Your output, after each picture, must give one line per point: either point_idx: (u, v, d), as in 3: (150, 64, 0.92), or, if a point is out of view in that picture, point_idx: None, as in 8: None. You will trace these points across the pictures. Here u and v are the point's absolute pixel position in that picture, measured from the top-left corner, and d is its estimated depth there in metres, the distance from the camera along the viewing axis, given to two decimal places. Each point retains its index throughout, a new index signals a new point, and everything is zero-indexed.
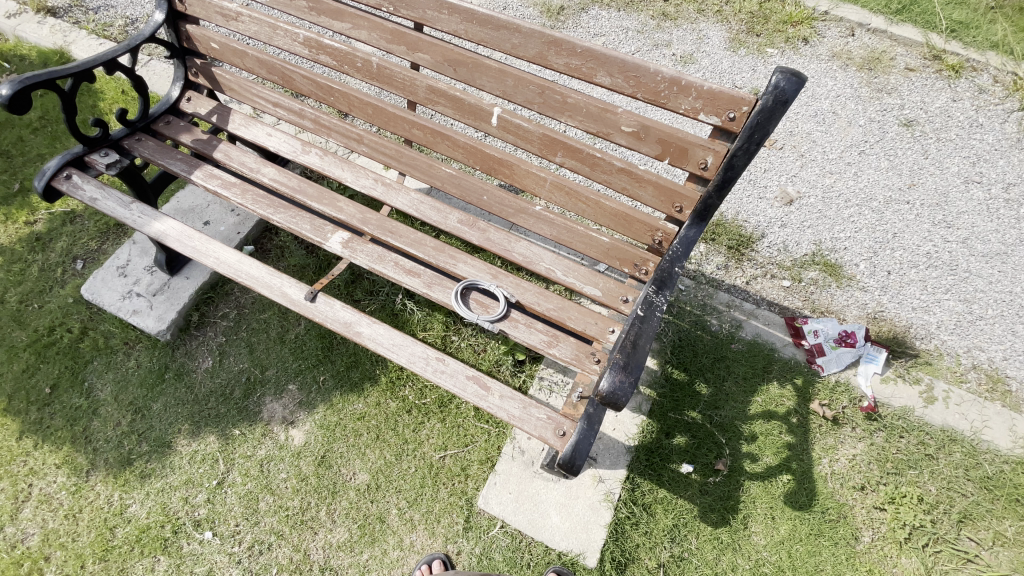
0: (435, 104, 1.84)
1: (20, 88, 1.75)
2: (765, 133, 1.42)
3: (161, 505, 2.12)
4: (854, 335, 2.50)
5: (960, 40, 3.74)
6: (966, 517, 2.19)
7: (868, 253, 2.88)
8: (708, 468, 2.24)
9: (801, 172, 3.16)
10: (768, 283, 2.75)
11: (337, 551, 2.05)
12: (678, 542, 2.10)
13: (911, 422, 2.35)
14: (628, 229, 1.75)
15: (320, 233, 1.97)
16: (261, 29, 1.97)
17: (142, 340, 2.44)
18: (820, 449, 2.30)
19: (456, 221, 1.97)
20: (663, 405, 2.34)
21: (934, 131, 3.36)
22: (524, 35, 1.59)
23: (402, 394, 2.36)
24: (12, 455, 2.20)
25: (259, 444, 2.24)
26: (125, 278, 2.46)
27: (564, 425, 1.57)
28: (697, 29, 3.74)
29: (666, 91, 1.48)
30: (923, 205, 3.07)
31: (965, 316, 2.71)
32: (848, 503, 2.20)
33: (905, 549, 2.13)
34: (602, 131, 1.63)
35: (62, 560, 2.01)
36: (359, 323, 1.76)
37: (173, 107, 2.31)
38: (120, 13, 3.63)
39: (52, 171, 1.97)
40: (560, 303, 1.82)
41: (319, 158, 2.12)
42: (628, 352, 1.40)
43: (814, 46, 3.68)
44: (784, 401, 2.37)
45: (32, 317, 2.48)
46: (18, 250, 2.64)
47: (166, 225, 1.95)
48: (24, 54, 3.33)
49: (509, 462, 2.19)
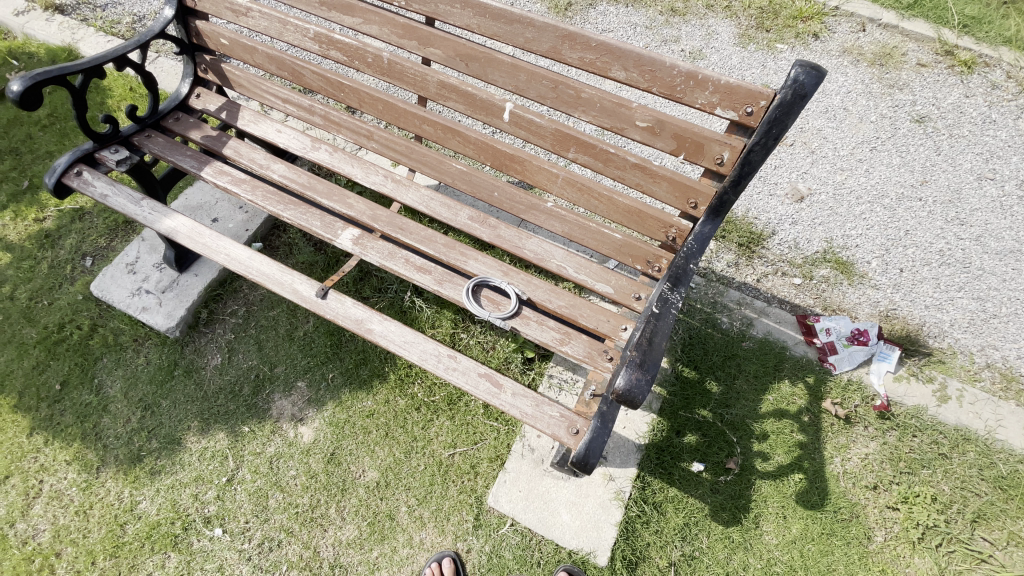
0: (447, 99, 1.83)
1: (32, 84, 1.75)
2: (783, 129, 1.39)
3: (171, 501, 2.12)
4: (866, 333, 2.48)
5: (973, 35, 3.70)
6: (980, 516, 2.16)
7: (880, 250, 2.86)
8: (720, 466, 2.22)
9: (812, 168, 3.14)
10: (780, 280, 2.72)
11: (347, 548, 2.05)
12: (689, 541, 2.08)
13: (924, 421, 2.32)
14: (641, 226, 1.74)
15: (331, 230, 1.96)
16: (271, 24, 1.96)
17: (152, 337, 2.44)
18: (832, 448, 2.28)
19: (466, 217, 1.95)
20: (673, 403, 2.32)
21: (946, 127, 3.32)
22: (537, 29, 1.57)
23: (411, 391, 2.35)
24: (23, 452, 2.20)
25: (269, 441, 2.24)
26: (135, 274, 2.46)
27: (577, 423, 1.56)
28: (706, 24, 3.71)
29: (683, 85, 1.47)
30: (936, 202, 3.04)
31: (978, 314, 2.68)
32: (861, 503, 2.19)
33: (918, 549, 2.11)
34: (616, 126, 1.61)
35: (73, 556, 2.02)
36: (370, 319, 1.75)
37: (183, 103, 2.30)
38: (128, 10, 3.64)
39: (63, 167, 1.96)
40: (572, 300, 1.80)
41: (329, 154, 2.10)
42: (644, 349, 1.39)
43: (825, 41, 3.65)
44: (795, 399, 2.35)
45: (42, 313, 2.48)
46: (28, 247, 2.64)
47: (177, 221, 1.94)
48: (32, 51, 3.33)
49: (519, 460, 2.18)
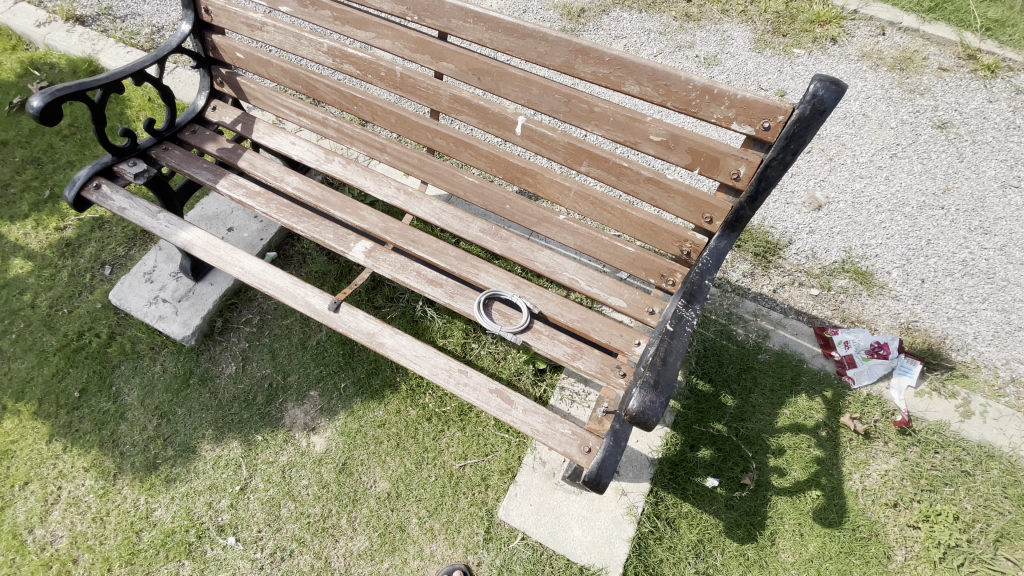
0: (459, 113, 1.83)
1: (52, 99, 1.78)
2: (801, 144, 1.36)
3: (186, 509, 2.13)
4: (887, 346, 2.42)
5: (996, 39, 3.62)
6: (1004, 535, 2.10)
7: (901, 260, 2.80)
8: (734, 482, 2.18)
9: (830, 176, 3.09)
10: (796, 291, 2.68)
11: (358, 559, 2.04)
12: (703, 558, 2.04)
13: (946, 437, 2.26)
14: (655, 239, 1.72)
15: (343, 243, 1.96)
16: (286, 39, 1.97)
17: (168, 346, 2.48)
18: (850, 464, 2.23)
19: (477, 230, 1.94)
20: (688, 416, 2.30)
21: (969, 133, 3.25)
22: (550, 44, 1.56)
23: (422, 402, 2.36)
24: (42, 459, 2.23)
25: (281, 450, 2.25)
26: (152, 283, 2.50)
27: (589, 441, 1.54)
28: (721, 30, 3.67)
29: (698, 100, 1.45)
30: (959, 211, 2.97)
31: (1003, 327, 2.60)
32: (881, 521, 2.13)
33: (940, 569, 2.05)
34: (630, 140, 1.60)
35: (90, 562, 2.04)
36: (382, 333, 1.75)
37: (199, 116, 2.33)
38: (147, 21, 3.71)
39: (82, 180, 1.99)
40: (584, 314, 1.79)
41: (342, 166, 2.11)
42: (657, 369, 1.37)
43: (844, 45, 3.59)
44: (813, 414, 2.31)
45: (62, 321, 2.52)
46: (49, 255, 2.69)
47: (193, 234, 1.96)
48: (54, 62, 3.40)
49: (530, 473, 2.17)
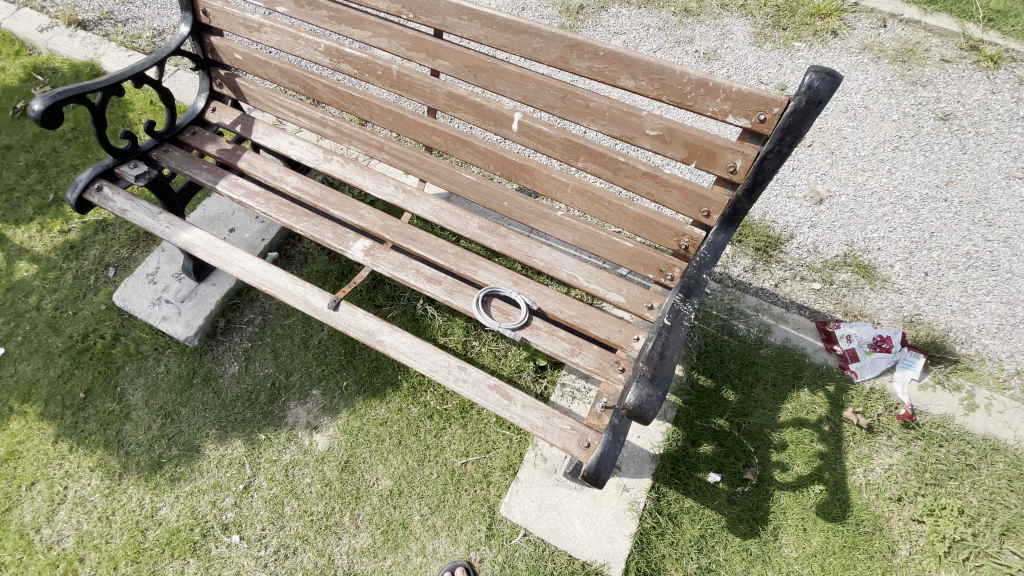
0: (456, 110, 1.83)
1: (53, 102, 1.79)
2: (798, 136, 1.36)
3: (190, 508, 2.15)
4: (890, 340, 2.38)
5: (999, 29, 3.58)
6: (1010, 529, 2.08)
7: (903, 253, 2.78)
8: (737, 477, 2.17)
9: (832, 169, 3.07)
10: (798, 286, 2.66)
11: (361, 556, 2.05)
12: (706, 553, 2.04)
13: (951, 431, 2.25)
14: (652, 234, 1.72)
15: (342, 241, 1.97)
16: (283, 39, 1.98)
17: (172, 346, 2.49)
18: (853, 458, 2.22)
19: (476, 227, 1.94)
20: (689, 412, 2.29)
21: (972, 125, 3.22)
22: (545, 39, 1.56)
23: (424, 400, 2.37)
24: (48, 459, 2.25)
25: (284, 449, 2.27)
26: (155, 285, 2.52)
27: (589, 436, 1.54)
28: (721, 24, 3.66)
29: (693, 93, 1.44)
30: (962, 203, 2.94)
31: (1008, 319, 2.58)
32: (885, 515, 2.12)
33: (945, 563, 2.03)
34: (626, 135, 1.60)
35: (96, 561, 2.05)
36: (381, 331, 1.75)
37: (199, 117, 2.34)
38: (148, 24, 3.74)
39: (84, 182, 2.01)
40: (582, 310, 1.79)
41: (341, 166, 2.12)
42: (655, 363, 1.36)
43: (844, 38, 3.57)
44: (815, 408, 2.30)
45: (67, 323, 2.54)
46: (53, 258, 2.72)
47: (194, 234, 1.97)
48: (56, 66, 3.43)
49: (531, 470, 2.17)
